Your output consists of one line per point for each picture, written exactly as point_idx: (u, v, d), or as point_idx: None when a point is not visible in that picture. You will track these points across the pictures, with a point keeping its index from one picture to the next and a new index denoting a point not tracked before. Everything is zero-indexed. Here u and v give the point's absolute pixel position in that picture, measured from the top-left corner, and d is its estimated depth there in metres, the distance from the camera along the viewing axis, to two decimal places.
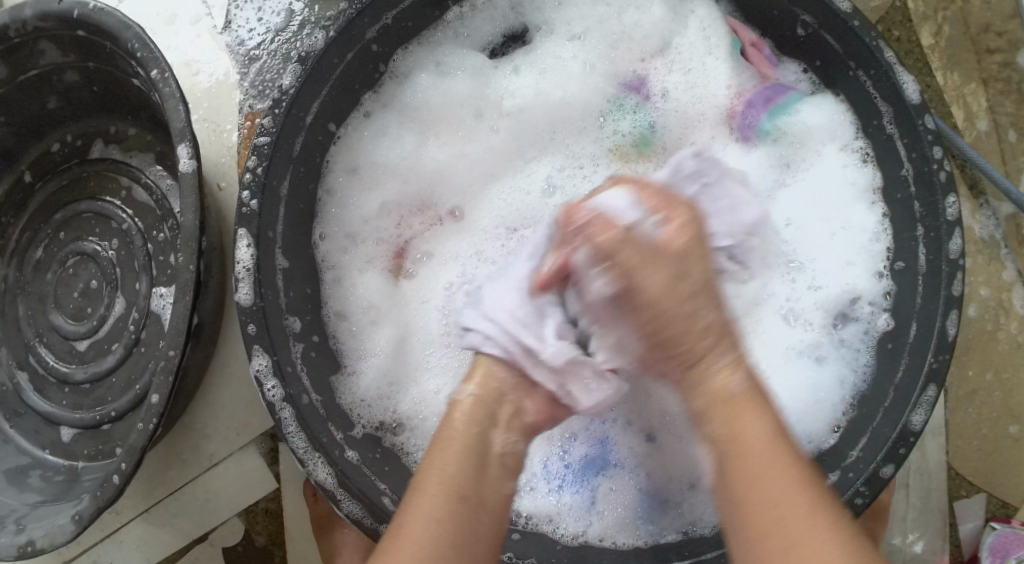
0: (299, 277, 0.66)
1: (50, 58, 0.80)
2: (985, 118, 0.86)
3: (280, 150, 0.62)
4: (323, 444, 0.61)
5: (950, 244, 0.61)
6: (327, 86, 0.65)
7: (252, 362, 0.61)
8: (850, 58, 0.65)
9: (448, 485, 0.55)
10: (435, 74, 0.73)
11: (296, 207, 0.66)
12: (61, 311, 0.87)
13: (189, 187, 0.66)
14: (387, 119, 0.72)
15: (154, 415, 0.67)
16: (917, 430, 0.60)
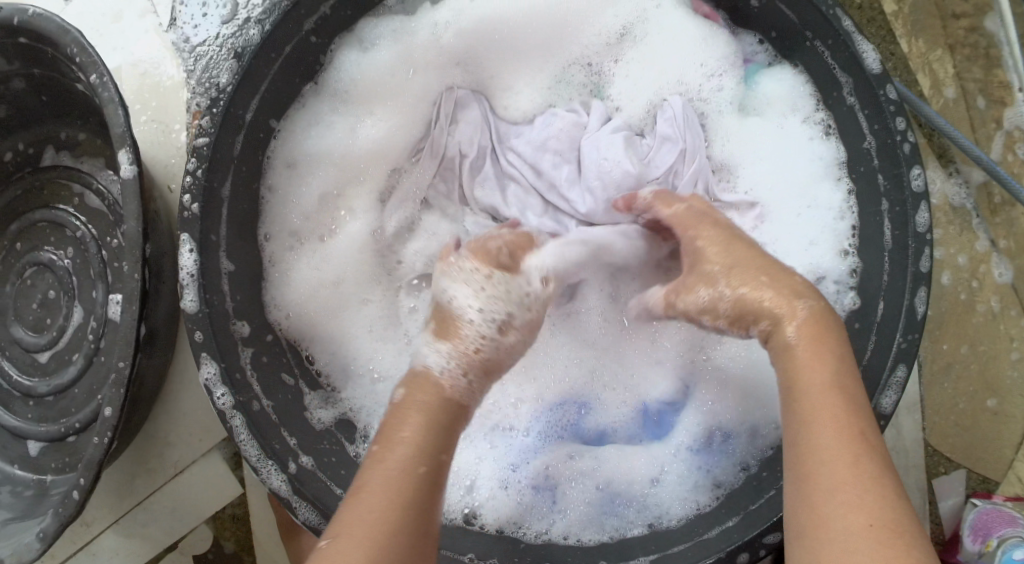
0: (247, 279, 0.64)
1: None
2: (953, 85, 0.84)
3: (221, 150, 0.61)
4: (276, 451, 0.59)
5: (917, 217, 0.59)
6: (267, 81, 0.63)
7: (201, 371, 0.59)
8: (806, 28, 0.63)
9: (408, 464, 0.50)
10: (362, 55, 0.69)
11: (241, 207, 0.64)
12: (21, 323, 0.86)
13: (131, 193, 0.64)
14: (323, 109, 0.69)
15: (110, 427, 0.66)
16: (887, 412, 0.58)
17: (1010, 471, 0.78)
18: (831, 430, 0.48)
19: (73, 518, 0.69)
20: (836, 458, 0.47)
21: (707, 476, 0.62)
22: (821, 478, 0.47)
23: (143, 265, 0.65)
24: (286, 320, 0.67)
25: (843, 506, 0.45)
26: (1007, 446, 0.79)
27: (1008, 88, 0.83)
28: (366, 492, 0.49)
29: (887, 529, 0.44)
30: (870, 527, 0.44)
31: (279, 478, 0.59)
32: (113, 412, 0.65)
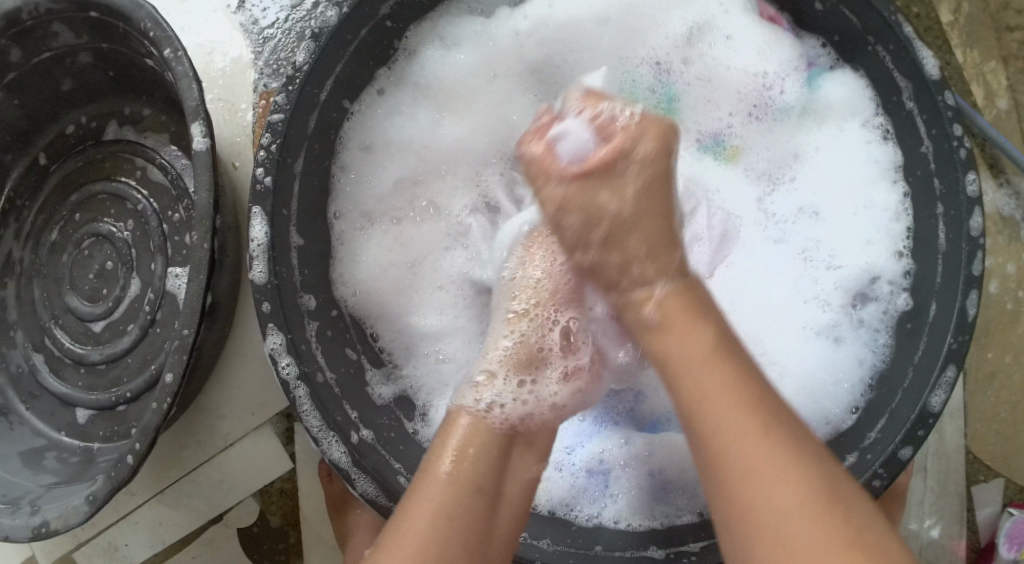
0: (313, 255, 0.66)
1: (63, 39, 0.80)
2: (1006, 98, 0.85)
3: (296, 126, 0.62)
4: (337, 422, 0.61)
5: (971, 222, 0.60)
6: (342, 62, 0.64)
7: (267, 340, 0.60)
8: (868, 33, 0.63)
9: (457, 481, 0.56)
10: (442, 49, 0.72)
11: (311, 183, 0.65)
12: (77, 292, 0.88)
13: (203, 166, 0.66)
14: (401, 98, 0.72)
15: (169, 394, 0.67)
16: (936, 410, 0.59)
17: None
18: (716, 376, 0.56)
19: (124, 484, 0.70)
20: (710, 386, 0.55)
21: None
22: (731, 456, 0.52)
23: (211, 237, 0.67)
24: (352, 298, 0.69)
25: (773, 484, 0.50)
26: None
27: None
28: (418, 497, 0.55)
29: (812, 496, 0.50)
30: (800, 505, 0.49)
31: (338, 448, 0.60)
32: (174, 379, 0.67)
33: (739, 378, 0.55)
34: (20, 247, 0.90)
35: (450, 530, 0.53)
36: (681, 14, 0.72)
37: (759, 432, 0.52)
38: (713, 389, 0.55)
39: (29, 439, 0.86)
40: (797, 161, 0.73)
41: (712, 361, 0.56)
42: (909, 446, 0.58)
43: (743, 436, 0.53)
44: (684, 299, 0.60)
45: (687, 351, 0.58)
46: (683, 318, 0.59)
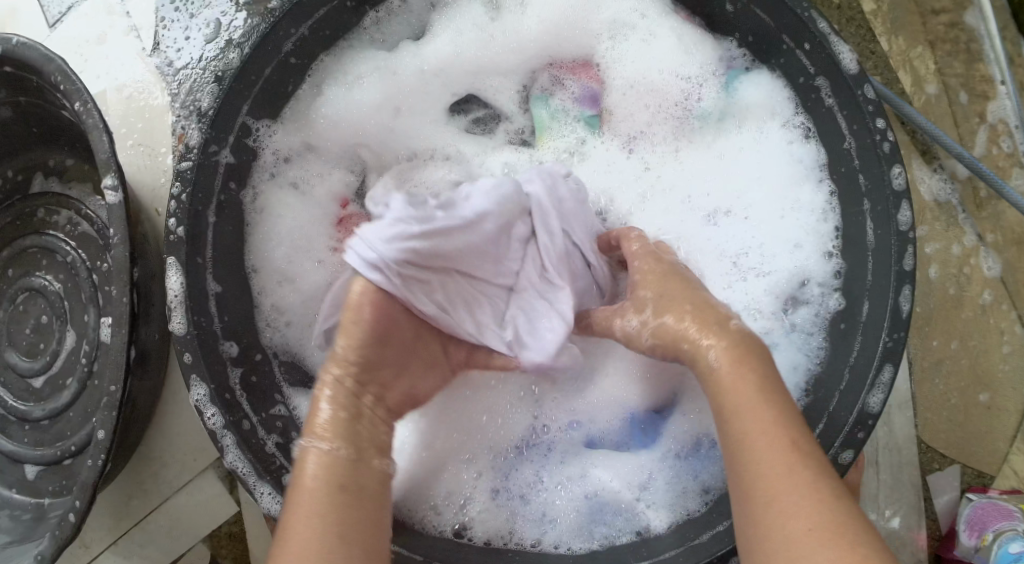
0: (234, 301, 0.64)
1: None
2: (934, 82, 0.86)
3: (203, 173, 0.60)
4: (272, 471, 0.59)
5: (899, 215, 0.59)
6: (248, 103, 0.63)
7: (191, 392, 0.59)
8: (783, 32, 0.64)
9: (326, 479, 0.52)
10: (342, 88, 0.70)
11: (226, 228, 0.64)
12: (15, 348, 0.86)
13: (116, 218, 0.65)
14: (289, 139, 0.69)
15: (103, 450, 0.66)
16: (875, 411, 0.58)
17: (1006, 464, 0.78)
18: (761, 430, 0.48)
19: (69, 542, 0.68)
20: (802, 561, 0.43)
21: (695, 482, 0.62)
22: (756, 490, 0.46)
23: (131, 289, 0.66)
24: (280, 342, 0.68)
25: (784, 512, 0.45)
26: (1002, 440, 0.78)
27: (990, 83, 0.87)
28: (299, 511, 0.50)
29: (834, 524, 0.44)
30: (811, 532, 0.43)
31: (272, 498, 0.58)
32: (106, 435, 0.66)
33: (778, 440, 0.47)
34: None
35: (332, 508, 0.50)
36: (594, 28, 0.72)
37: (793, 469, 0.46)
38: (755, 429, 0.48)
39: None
40: (721, 164, 0.71)
41: (764, 404, 0.48)
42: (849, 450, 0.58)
43: (792, 483, 0.45)
44: (745, 363, 0.51)
45: (739, 394, 0.49)
46: (742, 375, 0.50)
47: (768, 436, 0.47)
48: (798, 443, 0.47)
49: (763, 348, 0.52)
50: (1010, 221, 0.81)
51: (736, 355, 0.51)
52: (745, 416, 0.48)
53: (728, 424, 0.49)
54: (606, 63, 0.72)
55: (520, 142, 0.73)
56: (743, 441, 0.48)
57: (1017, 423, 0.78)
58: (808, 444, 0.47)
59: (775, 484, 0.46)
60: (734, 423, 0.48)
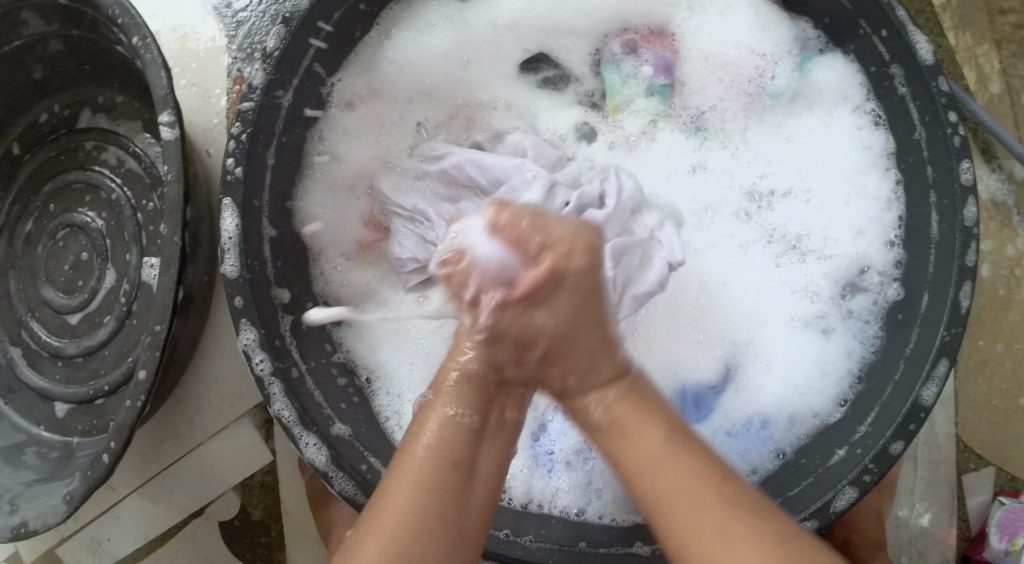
0: (288, 246, 0.64)
1: (31, 27, 0.78)
2: (998, 81, 0.86)
3: (266, 115, 0.60)
4: (317, 421, 0.59)
5: (965, 211, 0.58)
6: (315, 47, 0.62)
7: (239, 337, 0.58)
8: (861, 17, 0.62)
9: (435, 449, 0.53)
10: (415, 32, 0.70)
11: (283, 172, 0.63)
12: (52, 284, 0.86)
13: (172, 156, 0.64)
14: (356, 86, 0.68)
15: (142, 393, 0.65)
16: (928, 405, 0.57)
17: None
18: (676, 481, 0.52)
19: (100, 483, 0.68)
20: None
21: (743, 461, 0.63)
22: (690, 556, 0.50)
23: (181, 229, 0.65)
24: (343, 286, 0.68)
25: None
26: None
27: None
28: (395, 475, 0.51)
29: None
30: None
31: (316, 449, 0.57)
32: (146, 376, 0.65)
33: (696, 469, 0.52)
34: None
35: (442, 493, 0.51)
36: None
37: (709, 512, 0.51)
38: (665, 491, 0.52)
39: (8, 435, 0.84)
40: (788, 147, 0.70)
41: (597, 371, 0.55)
42: (898, 440, 0.57)
43: (714, 532, 0.50)
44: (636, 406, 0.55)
45: (635, 430, 0.54)
46: (633, 422, 0.55)
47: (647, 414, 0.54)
48: (717, 486, 0.52)
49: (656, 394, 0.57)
50: None
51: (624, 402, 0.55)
52: (646, 451, 0.53)
53: (630, 452, 0.54)
54: (683, 33, 0.72)
55: (589, 104, 0.72)
56: (654, 478, 0.52)
57: None
58: (723, 486, 0.52)
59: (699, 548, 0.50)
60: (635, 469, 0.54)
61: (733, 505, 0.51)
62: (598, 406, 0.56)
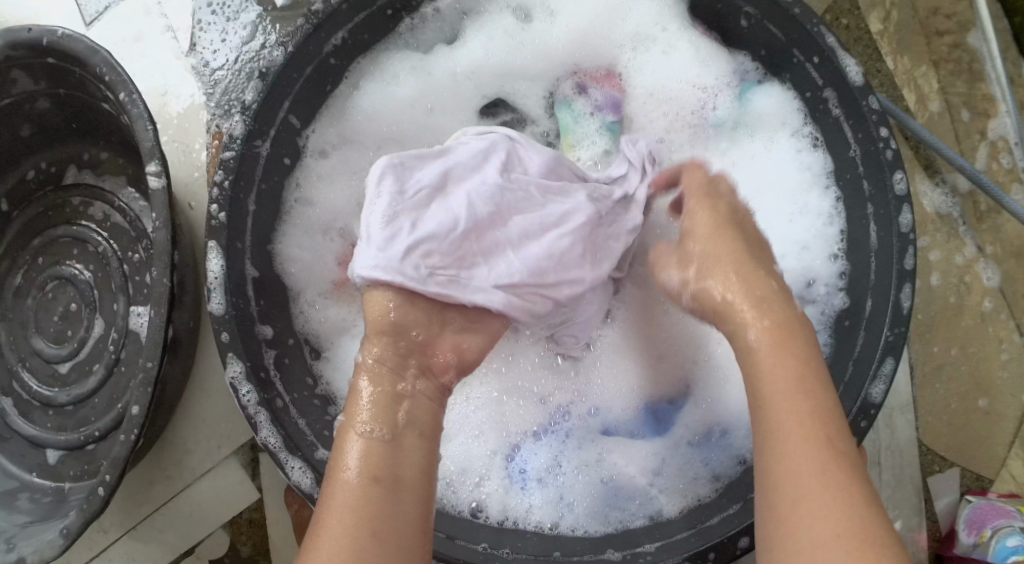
0: (271, 284, 0.68)
1: (19, 86, 0.81)
2: (938, 100, 0.91)
3: (246, 162, 0.63)
4: (301, 449, 0.61)
5: (900, 218, 0.63)
6: (290, 98, 0.66)
7: (226, 370, 0.61)
8: (794, 47, 0.67)
9: (358, 472, 0.53)
10: (384, 85, 0.74)
11: (265, 216, 0.67)
12: (42, 335, 0.89)
13: (159, 204, 0.67)
14: (327, 135, 0.72)
15: (136, 426, 0.67)
16: (876, 401, 0.61)
17: (1004, 468, 0.80)
18: (795, 426, 0.50)
19: (94, 517, 0.69)
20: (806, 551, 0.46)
21: (706, 468, 0.66)
22: (787, 490, 0.49)
23: (170, 271, 0.67)
24: (319, 323, 0.71)
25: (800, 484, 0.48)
26: (1000, 445, 0.81)
27: (992, 102, 0.91)
28: (328, 505, 0.52)
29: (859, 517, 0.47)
30: (841, 536, 0.46)
31: (301, 473, 0.60)
32: (139, 411, 0.67)
33: (812, 450, 0.49)
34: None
35: (368, 511, 0.51)
36: (619, 40, 0.76)
37: (816, 454, 0.49)
38: (791, 430, 0.50)
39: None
40: (734, 172, 0.75)
41: (798, 395, 0.51)
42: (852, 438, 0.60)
43: (801, 458, 0.49)
44: (787, 348, 0.53)
45: (779, 382, 0.52)
46: (775, 358, 0.53)
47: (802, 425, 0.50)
48: (820, 432, 0.50)
49: (805, 330, 0.55)
50: (1009, 233, 0.85)
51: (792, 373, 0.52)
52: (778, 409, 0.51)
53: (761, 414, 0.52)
54: (628, 71, 0.76)
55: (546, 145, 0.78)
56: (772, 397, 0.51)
57: (1015, 429, 0.81)
58: (835, 427, 0.50)
59: (800, 488, 0.48)
60: (765, 396, 0.52)
61: (842, 456, 0.49)
62: (751, 331, 0.55)
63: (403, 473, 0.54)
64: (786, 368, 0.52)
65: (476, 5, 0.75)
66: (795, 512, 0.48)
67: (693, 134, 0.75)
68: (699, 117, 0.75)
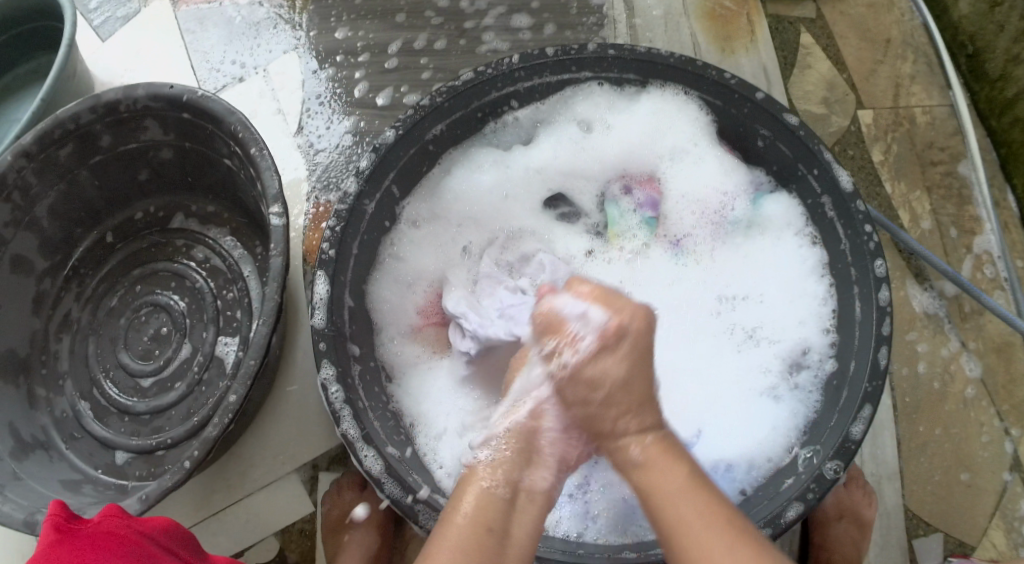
0: (361, 316, 0.82)
1: (151, 135, 0.99)
2: (929, 219, 1.04)
3: (356, 213, 0.80)
4: (374, 443, 0.74)
5: (879, 294, 0.75)
6: (394, 171, 0.83)
7: (320, 373, 0.75)
8: (799, 161, 0.82)
9: (480, 514, 0.64)
10: (468, 171, 0.90)
11: (363, 261, 0.82)
12: (129, 352, 1.03)
13: (279, 239, 0.83)
14: (421, 209, 0.88)
15: (230, 412, 0.80)
16: (856, 438, 0.71)
17: (985, 536, 0.89)
18: (704, 508, 0.63)
19: (174, 487, 0.80)
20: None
21: None
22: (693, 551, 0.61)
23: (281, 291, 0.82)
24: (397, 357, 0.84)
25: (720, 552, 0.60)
26: (982, 516, 0.89)
27: (977, 222, 1.04)
28: (443, 535, 0.63)
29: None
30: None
31: (374, 460, 0.73)
32: (237, 398, 0.79)
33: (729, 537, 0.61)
34: (78, 309, 1.06)
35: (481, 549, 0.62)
36: (659, 151, 0.91)
37: (708, 526, 0.62)
38: (687, 510, 0.63)
39: (67, 471, 0.96)
40: (746, 261, 0.88)
41: (694, 487, 0.64)
42: (834, 462, 0.71)
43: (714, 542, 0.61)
44: (670, 451, 0.67)
45: (670, 479, 0.64)
46: (664, 462, 0.66)
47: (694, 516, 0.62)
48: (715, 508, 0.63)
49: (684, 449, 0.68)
50: (989, 332, 0.96)
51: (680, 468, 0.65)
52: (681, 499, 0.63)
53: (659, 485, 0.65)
54: (665, 177, 0.92)
55: (593, 233, 0.92)
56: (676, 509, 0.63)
57: (994, 503, 0.90)
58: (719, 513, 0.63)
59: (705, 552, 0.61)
60: (667, 502, 0.64)
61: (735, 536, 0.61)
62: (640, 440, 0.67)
63: (511, 529, 0.65)
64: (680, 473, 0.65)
65: (548, 117, 0.91)
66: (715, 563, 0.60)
67: (713, 228, 0.90)
68: (718, 214, 0.90)
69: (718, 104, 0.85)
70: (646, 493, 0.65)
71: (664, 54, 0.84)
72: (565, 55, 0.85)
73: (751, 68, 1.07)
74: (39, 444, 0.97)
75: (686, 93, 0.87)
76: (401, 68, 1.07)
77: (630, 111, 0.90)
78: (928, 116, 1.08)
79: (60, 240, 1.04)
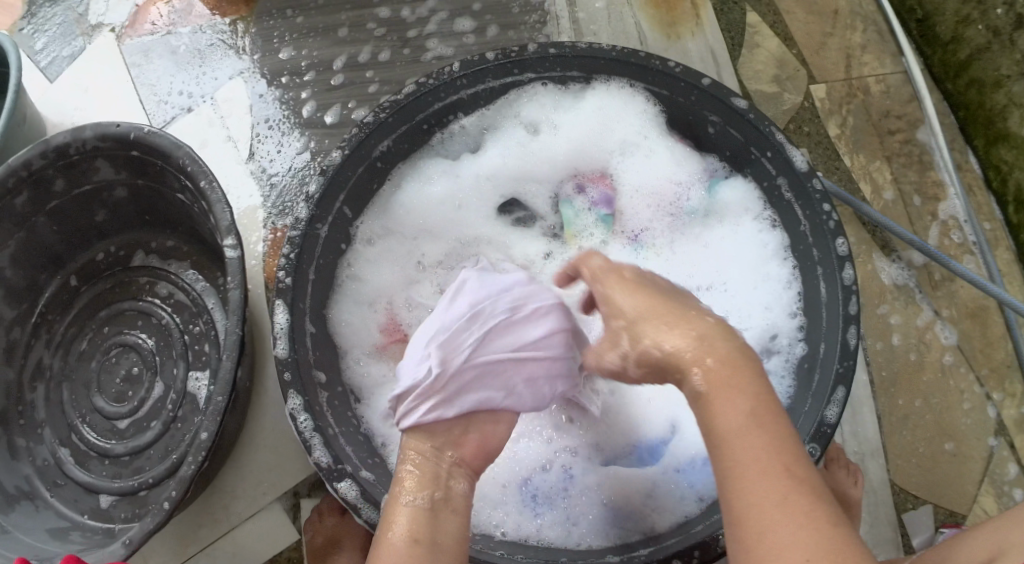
0: (324, 342, 0.80)
1: (103, 175, 0.97)
2: (891, 189, 1.03)
3: (308, 238, 0.78)
4: (346, 470, 0.72)
5: (843, 274, 0.74)
6: (344, 191, 0.81)
7: (287, 403, 0.73)
8: (751, 146, 0.81)
9: (406, 529, 0.64)
10: (420, 184, 0.89)
11: (321, 285, 0.81)
12: (103, 395, 1.01)
13: (234, 270, 0.81)
14: (373, 226, 0.87)
15: (204, 449, 0.77)
16: (832, 421, 0.70)
17: (975, 504, 0.88)
18: (755, 466, 0.55)
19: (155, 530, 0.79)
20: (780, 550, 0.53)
21: (693, 490, 0.75)
22: (750, 519, 0.54)
23: (241, 322, 0.80)
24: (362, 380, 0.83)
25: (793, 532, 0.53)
26: (970, 483, 0.89)
27: (940, 188, 1.03)
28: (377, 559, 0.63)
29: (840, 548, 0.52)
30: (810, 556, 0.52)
31: (349, 487, 0.71)
32: (209, 436, 0.77)
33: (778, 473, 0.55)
34: (49, 355, 1.04)
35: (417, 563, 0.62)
36: (610, 146, 0.90)
37: (764, 471, 0.55)
38: (750, 456, 0.56)
39: (54, 520, 0.95)
40: (707, 249, 0.87)
41: (752, 423, 0.57)
42: (812, 446, 0.70)
43: (785, 504, 0.54)
44: (733, 374, 0.59)
45: (731, 426, 0.57)
46: (724, 391, 0.58)
47: (757, 458, 0.55)
48: (789, 466, 0.55)
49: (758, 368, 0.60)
50: (962, 298, 0.95)
51: (740, 412, 0.57)
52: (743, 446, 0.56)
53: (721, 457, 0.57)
54: (619, 172, 0.91)
55: (552, 235, 0.91)
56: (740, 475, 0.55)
57: (982, 468, 0.89)
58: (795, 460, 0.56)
59: (772, 532, 0.53)
60: (725, 451, 0.56)
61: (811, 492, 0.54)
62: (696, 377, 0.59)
63: (442, 539, 0.64)
64: (741, 422, 0.57)
65: (496, 121, 0.90)
66: (771, 532, 0.53)
67: (671, 220, 0.89)
68: (676, 205, 0.89)
69: (666, 94, 0.84)
70: (706, 426, 0.58)
71: (605, 48, 0.82)
72: (506, 58, 0.83)
73: (698, 52, 1.06)
74: (23, 494, 0.96)
75: (632, 85, 0.85)
76: (347, 84, 1.06)
77: (578, 109, 0.89)
78: (882, 84, 1.08)
79: (24, 288, 1.02)
